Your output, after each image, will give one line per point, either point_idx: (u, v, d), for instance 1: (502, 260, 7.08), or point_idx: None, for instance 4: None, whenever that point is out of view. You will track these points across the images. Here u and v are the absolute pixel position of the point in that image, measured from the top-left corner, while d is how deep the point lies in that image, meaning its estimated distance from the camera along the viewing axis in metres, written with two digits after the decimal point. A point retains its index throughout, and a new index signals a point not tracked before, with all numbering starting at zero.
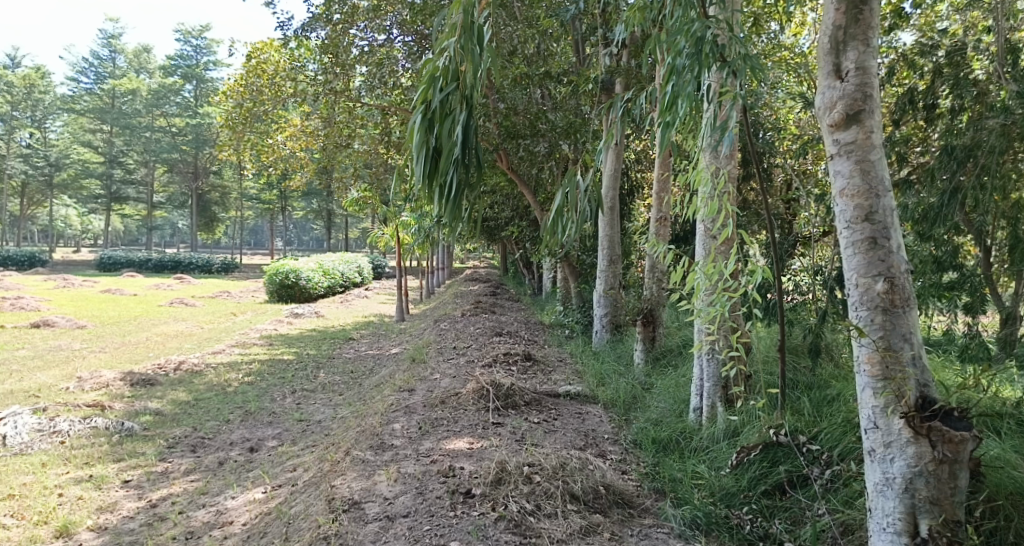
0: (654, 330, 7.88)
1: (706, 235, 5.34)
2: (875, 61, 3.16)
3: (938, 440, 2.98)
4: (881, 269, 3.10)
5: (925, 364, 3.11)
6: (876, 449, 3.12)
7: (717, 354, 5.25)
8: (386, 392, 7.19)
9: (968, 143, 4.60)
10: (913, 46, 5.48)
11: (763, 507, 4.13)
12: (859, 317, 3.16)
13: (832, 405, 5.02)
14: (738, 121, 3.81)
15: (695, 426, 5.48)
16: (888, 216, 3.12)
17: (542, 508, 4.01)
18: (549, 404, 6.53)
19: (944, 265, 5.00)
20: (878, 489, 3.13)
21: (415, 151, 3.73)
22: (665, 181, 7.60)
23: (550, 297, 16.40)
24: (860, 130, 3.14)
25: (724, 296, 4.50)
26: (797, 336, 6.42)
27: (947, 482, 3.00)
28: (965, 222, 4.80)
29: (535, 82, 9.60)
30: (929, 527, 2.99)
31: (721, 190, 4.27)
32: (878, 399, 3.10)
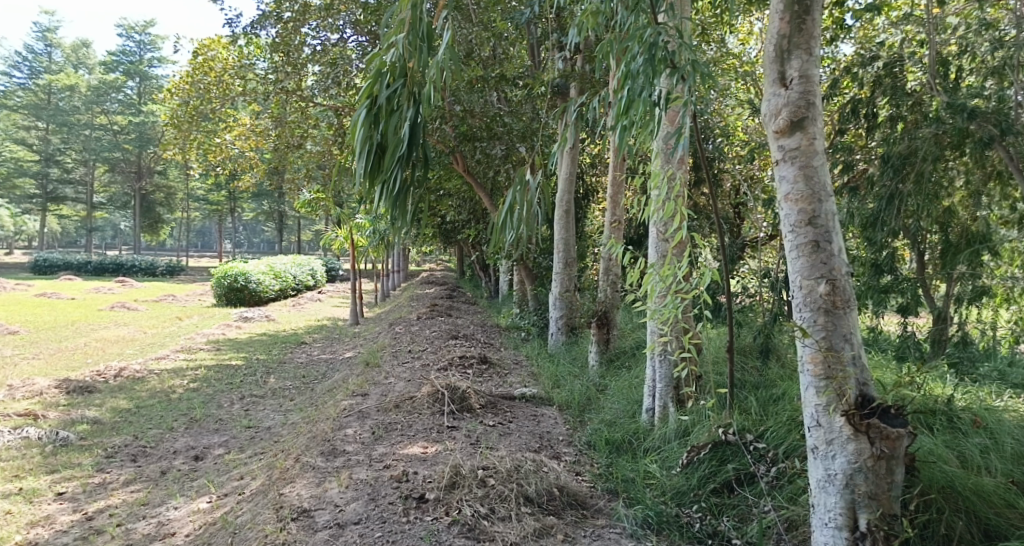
0: (609, 332, 7.96)
1: (659, 238, 5.43)
2: (818, 70, 3.26)
3: (876, 437, 3.08)
4: (824, 272, 3.19)
5: (865, 364, 3.21)
6: (819, 447, 3.21)
7: (669, 355, 5.36)
8: (339, 397, 7.08)
9: (904, 151, 4.81)
10: (853, 58, 5.67)
11: (713, 505, 4.22)
12: (804, 318, 3.25)
13: (778, 404, 5.15)
14: (690, 127, 3.89)
15: (648, 427, 5.55)
16: (831, 221, 3.22)
17: (496, 512, 3.99)
18: (505, 406, 6.53)
19: (881, 269, 5.18)
20: (821, 486, 3.22)
21: (359, 146, 3.71)
22: (620, 184, 7.71)
23: (507, 300, 16.47)
24: (803, 137, 3.24)
25: (676, 298, 4.58)
26: (746, 337, 6.57)
27: (884, 478, 3.10)
28: (902, 228, 5.00)
29: (491, 85, 9.57)
30: (867, 521, 3.09)
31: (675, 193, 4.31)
32: (821, 398, 3.20)
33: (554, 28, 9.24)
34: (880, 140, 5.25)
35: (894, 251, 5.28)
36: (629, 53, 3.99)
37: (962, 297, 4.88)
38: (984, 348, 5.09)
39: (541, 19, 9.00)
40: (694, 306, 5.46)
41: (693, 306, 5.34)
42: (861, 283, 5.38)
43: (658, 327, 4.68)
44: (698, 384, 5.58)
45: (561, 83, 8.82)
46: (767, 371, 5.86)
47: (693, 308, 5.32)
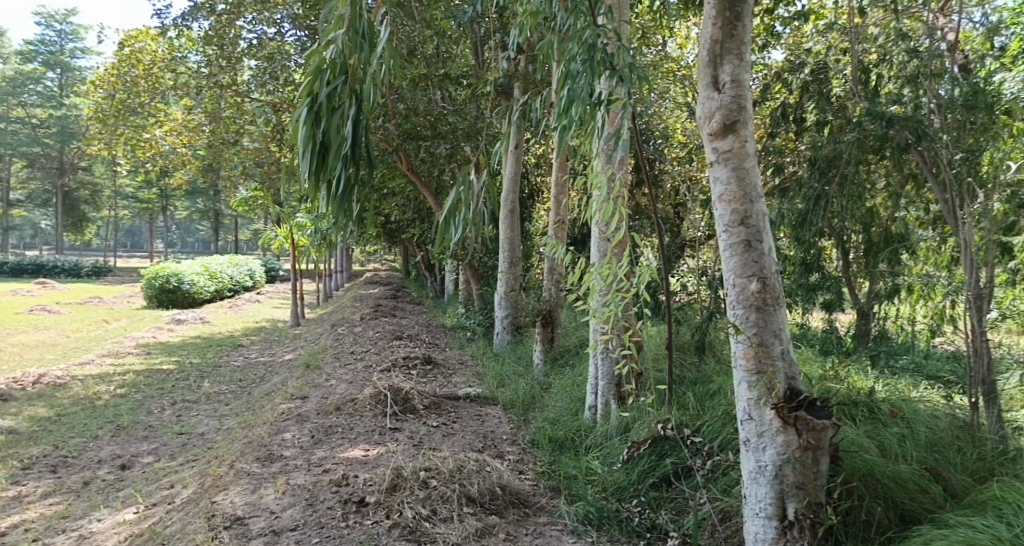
0: (553, 331, 8.03)
1: (601, 238, 5.50)
2: (749, 75, 3.35)
3: (803, 429, 3.20)
4: (755, 270, 3.29)
5: (793, 358, 3.33)
6: (751, 439, 3.32)
7: (610, 353, 5.44)
8: (277, 400, 6.91)
9: (830, 155, 5.01)
10: (784, 64, 5.88)
11: (652, 499, 4.30)
12: (736, 315, 3.34)
13: (714, 398, 5.29)
14: (628, 128, 3.95)
15: (590, 424, 5.62)
16: (761, 221, 3.33)
17: (437, 513, 3.97)
18: (449, 406, 6.50)
19: (809, 267, 5.40)
20: (752, 477, 3.33)
21: (302, 145, 3.60)
22: (563, 184, 7.78)
23: (452, 300, 16.41)
24: (736, 140, 3.33)
25: (617, 297, 4.65)
26: (685, 334, 6.72)
27: (810, 468, 3.22)
28: (829, 228, 5.21)
29: (434, 83, 9.50)
30: (795, 510, 3.21)
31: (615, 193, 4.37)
32: (752, 392, 3.30)
33: (497, 27, 9.25)
34: (809, 144, 5.46)
35: (822, 250, 5.49)
36: (568, 53, 4.02)
37: (884, 294, 5.12)
38: (904, 342, 5.35)
39: (484, 18, 8.99)
40: (634, 304, 5.56)
41: (633, 305, 5.43)
42: (791, 280, 5.58)
43: (599, 326, 4.73)
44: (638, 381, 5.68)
45: (504, 82, 8.84)
46: (705, 367, 6.02)
47: (633, 306, 5.41)
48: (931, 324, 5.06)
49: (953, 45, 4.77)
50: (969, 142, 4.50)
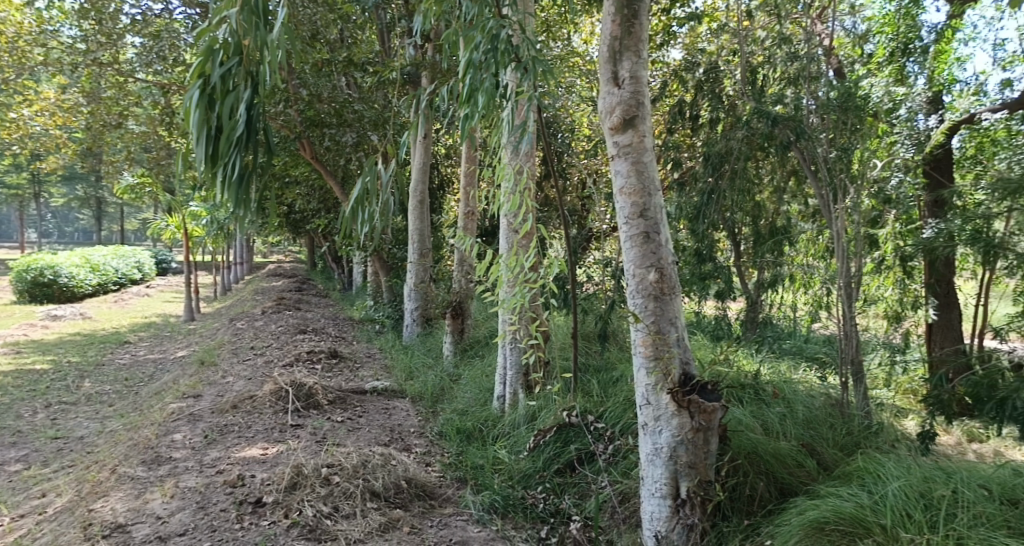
0: (463, 322, 8.03)
1: (509, 229, 5.53)
2: (647, 72, 3.44)
3: (695, 412, 3.34)
4: (653, 261, 3.39)
5: (688, 345, 3.46)
6: (648, 423, 3.43)
7: (518, 343, 5.49)
8: (167, 399, 6.52)
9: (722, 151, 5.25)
10: (681, 63, 6.11)
11: (556, 485, 4.39)
12: (636, 305, 3.44)
13: (617, 385, 5.44)
14: (533, 120, 3.97)
15: (499, 414, 5.65)
16: (659, 213, 3.43)
17: (339, 510, 3.87)
18: (355, 401, 6.36)
19: (703, 258, 5.65)
20: (649, 459, 3.44)
21: (195, 130, 3.41)
22: (471, 175, 7.77)
23: (360, 292, 16.06)
24: (635, 134, 3.41)
25: (525, 287, 4.67)
26: (590, 324, 6.88)
27: (702, 448, 3.37)
28: (721, 221, 5.47)
29: (339, 70, 9.35)
30: (687, 489, 3.35)
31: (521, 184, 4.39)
32: (650, 378, 3.41)
33: (402, 14, 9.09)
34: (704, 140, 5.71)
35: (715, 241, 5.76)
36: (471, 42, 3.98)
37: (772, 282, 5.43)
38: (788, 328, 5.69)
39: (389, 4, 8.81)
40: (542, 295, 5.63)
41: (541, 295, 5.52)
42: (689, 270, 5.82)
43: (506, 317, 4.74)
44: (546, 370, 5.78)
45: (410, 71, 8.70)
46: (609, 354, 6.18)
47: (539, 296, 5.48)
48: (810, 310, 5.41)
49: (829, 51, 5.15)
50: (842, 142, 4.84)
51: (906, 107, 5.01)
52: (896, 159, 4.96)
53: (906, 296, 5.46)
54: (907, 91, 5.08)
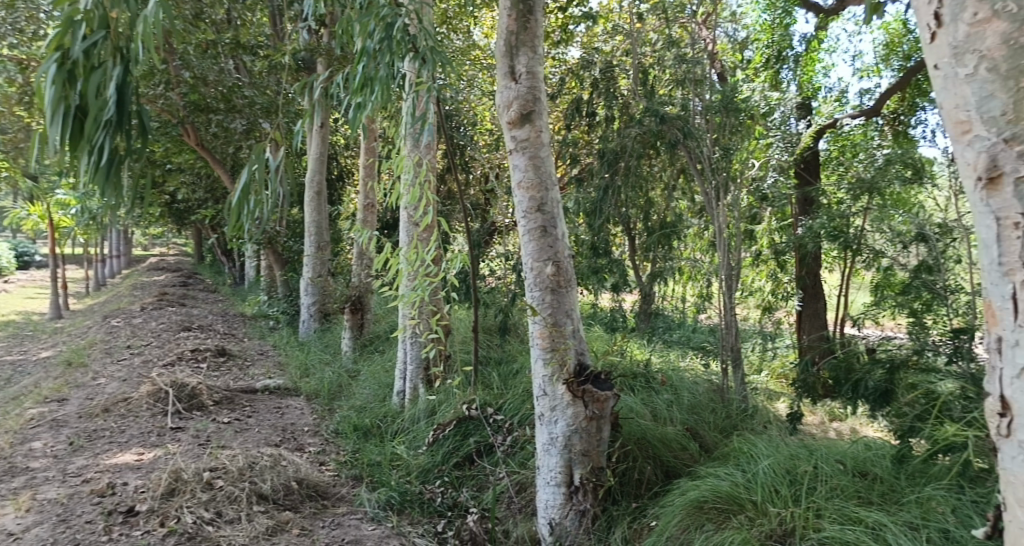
0: (363, 317, 7.84)
1: (409, 222, 5.42)
2: (543, 67, 3.47)
3: (589, 401, 3.41)
4: (550, 254, 3.43)
5: (583, 336, 3.53)
6: (545, 414, 3.47)
7: (418, 337, 5.41)
8: (28, 404, 5.96)
9: (617, 148, 5.38)
10: (579, 61, 6.23)
11: (454, 478, 4.36)
12: (534, 298, 3.47)
13: (517, 377, 5.47)
14: (431, 111, 3.90)
15: (398, 410, 5.55)
16: (555, 208, 3.47)
17: (222, 515, 3.67)
18: (244, 400, 6.06)
19: (599, 252, 5.78)
20: (545, 449, 3.49)
21: (51, 109, 3.06)
22: (369, 167, 7.59)
23: (252, 286, 15.36)
24: (532, 129, 3.43)
25: (426, 281, 4.57)
26: (491, 317, 6.89)
27: (595, 436, 3.44)
28: (616, 215, 5.62)
29: (226, 52, 8.71)
30: (580, 476, 3.42)
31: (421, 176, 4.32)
32: (547, 369, 3.45)
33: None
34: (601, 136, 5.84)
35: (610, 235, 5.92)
36: (365, 29, 3.86)
37: (667, 276, 5.63)
38: (678, 318, 5.93)
39: None
40: (443, 289, 5.57)
41: (441, 289, 5.47)
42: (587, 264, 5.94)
43: (407, 312, 4.63)
44: (447, 364, 5.73)
45: (304, 57, 8.37)
46: (509, 347, 6.21)
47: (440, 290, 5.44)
48: (697, 302, 5.67)
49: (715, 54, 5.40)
50: (724, 142, 5.03)
51: (780, 112, 5.20)
52: (771, 161, 5.24)
53: (780, 287, 5.87)
54: (781, 96, 5.26)
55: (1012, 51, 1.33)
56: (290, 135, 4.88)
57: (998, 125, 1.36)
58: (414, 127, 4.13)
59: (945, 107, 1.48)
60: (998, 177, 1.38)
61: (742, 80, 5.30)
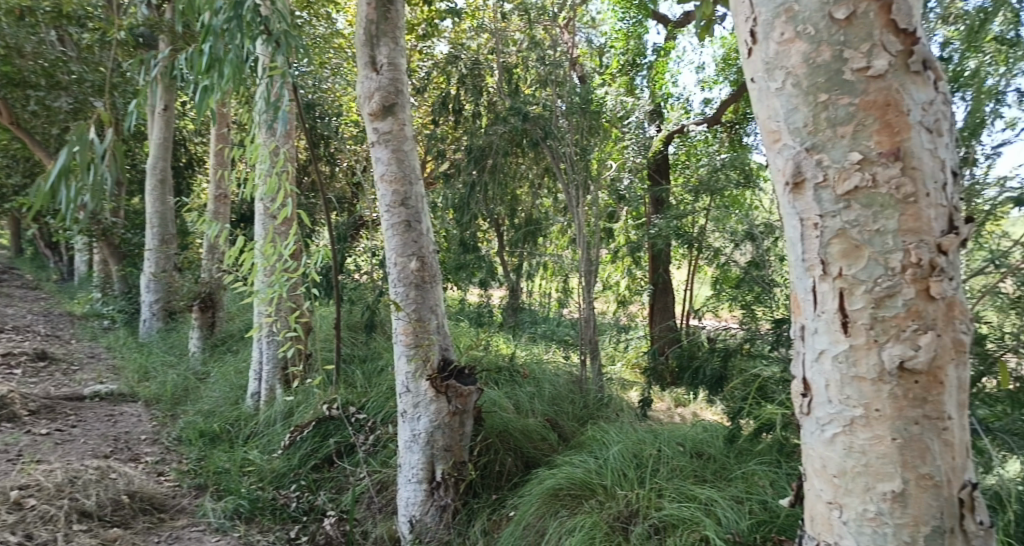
0: (214, 315, 7.37)
1: (265, 215, 5.14)
2: (404, 59, 3.42)
3: (453, 396, 3.43)
4: (415, 250, 3.40)
5: (447, 331, 3.54)
6: (407, 410, 3.43)
7: (275, 335, 5.16)
8: None
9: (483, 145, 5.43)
10: (445, 56, 6.18)
11: (311, 481, 4.20)
12: (397, 293, 3.43)
13: (381, 375, 5.35)
14: (286, 99, 3.72)
15: (252, 412, 5.25)
16: (419, 202, 3.44)
17: (34, 538, 3.29)
18: (69, 409, 5.48)
19: (467, 247, 5.79)
20: (407, 446, 3.45)
21: None
22: (220, 155, 7.11)
23: (85, 282, 13.93)
24: (395, 122, 3.38)
25: (283, 277, 4.30)
26: (355, 313, 6.70)
27: (457, 431, 3.46)
28: (484, 212, 5.69)
29: (48, 21, 7.77)
30: (441, 472, 3.41)
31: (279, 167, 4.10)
32: (410, 366, 3.42)
33: None
34: (467, 132, 5.83)
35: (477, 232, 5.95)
36: (211, 6, 3.59)
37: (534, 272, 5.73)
38: (543, 313, 6.06)
39: None
40: (301, 285, 5.34)
41: (300, 285, 5.24)
42: (453, 259, 5.93)
43: (264, 310, 4.37)
44: (306, 362, 5.50)
45: (145, 33, 7.68)
46: (375, 344, 6.08)
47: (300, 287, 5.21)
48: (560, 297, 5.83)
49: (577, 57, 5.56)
50: (584, 142, 5.23)
51: (636, 118, 5.40)
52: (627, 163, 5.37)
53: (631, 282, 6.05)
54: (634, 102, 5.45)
55: (810, 67, 1.43)
56: (124, 117, 4.44)
57: (800, 136, 1.47)
58: (267, 115, 3.91)
59: (759, 115, 1.58)
60: (801, 182, 1.49)
61: (600, 85, 5.54)
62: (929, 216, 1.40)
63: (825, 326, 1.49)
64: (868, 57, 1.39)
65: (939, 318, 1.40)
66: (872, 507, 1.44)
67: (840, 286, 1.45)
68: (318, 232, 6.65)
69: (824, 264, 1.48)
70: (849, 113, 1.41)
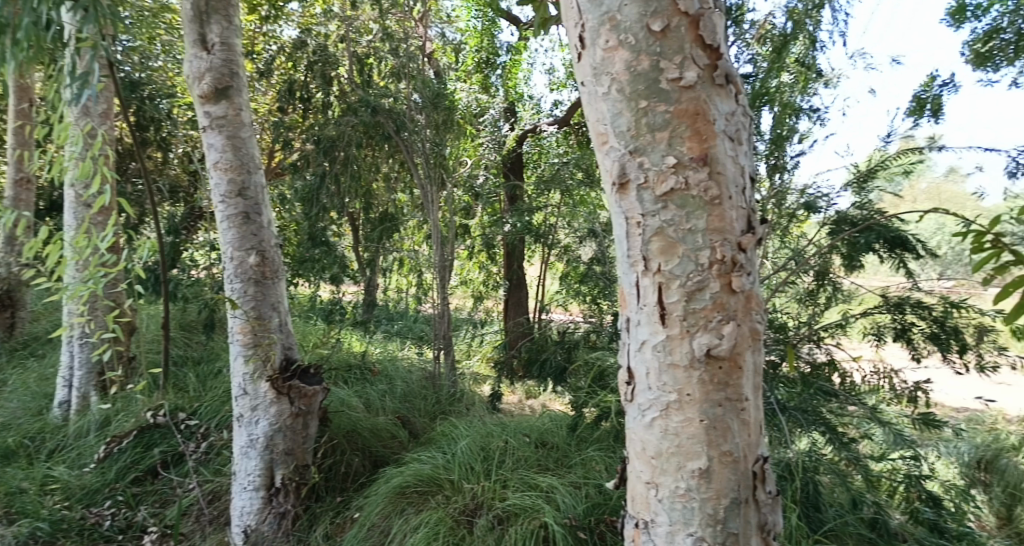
0: (14, 314, 6.59)
1: (78, 203, 4.61)
2: (239, 40, 3.23)
3: (296, 397, 3.28)
4: (254, 243, 3.22)
5: (290, 329, 3.38)
6: (244, 414, 3.23)
7: (89, 337, 4.68)
8: None
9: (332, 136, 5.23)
10: (291, 41, 5.80)
11: (130, 496, 3.82)
12: (234, 290, 3.22)
13: (218, 377, 5.00)
14: (99, 73, 3.33)
15: (60, 423, 4.70)
16: (259, 193, 3.26)
17: None
18: None
19: (316, 241, 5.51)
20: (243, 452, 3.25)
21: None
22: (23, 133, 6.26)
23: None
24: (229, 106, 3.18)
25: (98, 272, 3.82)
26: (190, 312, 6.20)
27: (300, 433, 3.31)
28: (334, 206, 5.45)
29: None
30: (282, 477, 3.25)
31: (94, 149, 3.66)
32: (247, 367, 3.23)
33: None
34: (315, 122, 5.55)
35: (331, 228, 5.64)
36: None
37: (389, 268, 5.61)
38: None
39: None
40: (122, 281, 4.87)
41: (121, 281, 4.78)
42: (299, 254, 5.66)
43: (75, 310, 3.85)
44: (129, 366, 5.02)
45: None
46: (213, 344, 5.69)
47: (120, 282, 4.74)
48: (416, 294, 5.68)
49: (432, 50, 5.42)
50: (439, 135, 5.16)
51: (490, 111, 5.67)
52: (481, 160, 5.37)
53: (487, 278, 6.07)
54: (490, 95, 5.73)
55: (632, 75, 1.52)
56: None
57: (624, 139, 1.56)
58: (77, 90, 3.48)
59: (588, 117, 1.65)
60: (625, 183, 1.58)
61: (454, 81, 5.54)
62: (731, 217, 1.54)
63: (646, 318, 1.59)
64: (680, 68, 1.50)
65: (739, 310, 1.55)
66: (683, 484, 1.56)
67: (659, 280, 1.56)
68: (145, 224, 6.07)
69: (645, 260, 1.58)
70: (665, 119, 1.51)
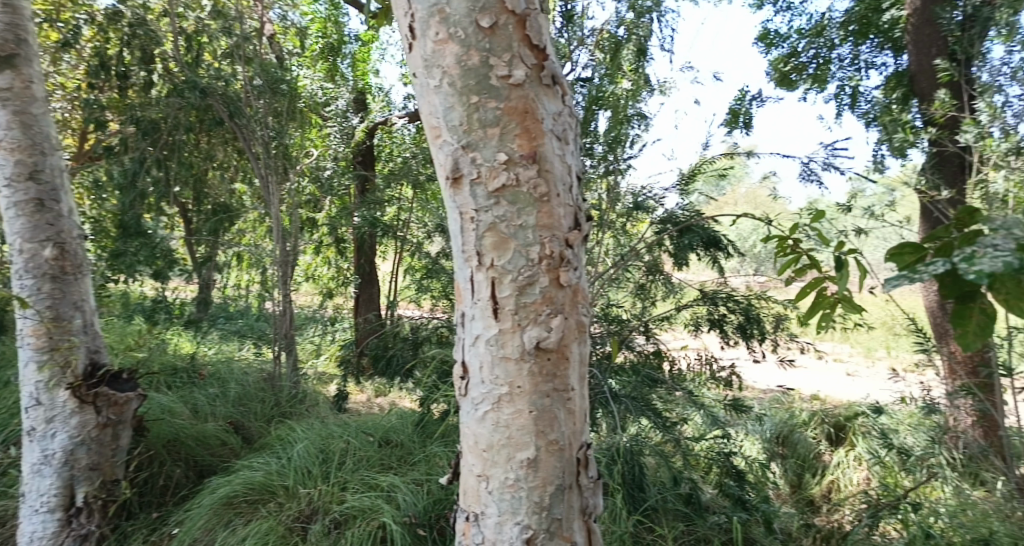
0: None
1: None
2: (28, 9, 2.95)
3: (104, 407, 2.97)
4: (50, 234, 2.86)
5: (97, 331, 3.06)
6: (37, 428, 2.86)
7: None
8: None
9: (154, 117, 4.68)
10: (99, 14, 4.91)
11: None
12: (24, 287, 2.84)
13: (9, 386, 4.37)
14: None
15: None
16: (56, 177, 2.90)
17: None
18: None
19: (128, 232, 4.87)
20: (35, 470, 2.87)
21: None
22: None
23: None
24: (16, 78, 2.84)
25: None
26: None
27: (109, 445, 3.01)
28: (157, 194, 4.90)
29: None
30: (85, 495, 2.92)
31: None
32: (41, 375, 2.85)
33: None
34: (132, 102, 4.90)
35: (161, 219, 5.30)
36: None
37: (225, 264, 5.17)
38: None
39: None
40: None
41: None
42: (113, 247, 5.05)
43: None
44: None
45: None
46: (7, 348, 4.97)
47: None
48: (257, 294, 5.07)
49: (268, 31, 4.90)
50: (279, 121, 4.73)
51: (337, 103, 4.89)
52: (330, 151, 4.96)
53: (337, 275, 5.37)
54: (341, 85, 4.94)
55: (462, 70, 1.52)
56: None
57: (457, 133, 1.55)
58: None
59: (421, 110, 1.63)
60: (459, 178, 1.58)
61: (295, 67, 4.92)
62: (559, 213, 1.59)
63: (480, 313, 1.60)
64: (509, 66, 1.52)
65: (566, 303, 1.60)
66: (512, 475, 1.59)
67: (492, 275, 1.57)
68: None
69: (478, 255, 1.59)
70: (496, 116, 1.53)
